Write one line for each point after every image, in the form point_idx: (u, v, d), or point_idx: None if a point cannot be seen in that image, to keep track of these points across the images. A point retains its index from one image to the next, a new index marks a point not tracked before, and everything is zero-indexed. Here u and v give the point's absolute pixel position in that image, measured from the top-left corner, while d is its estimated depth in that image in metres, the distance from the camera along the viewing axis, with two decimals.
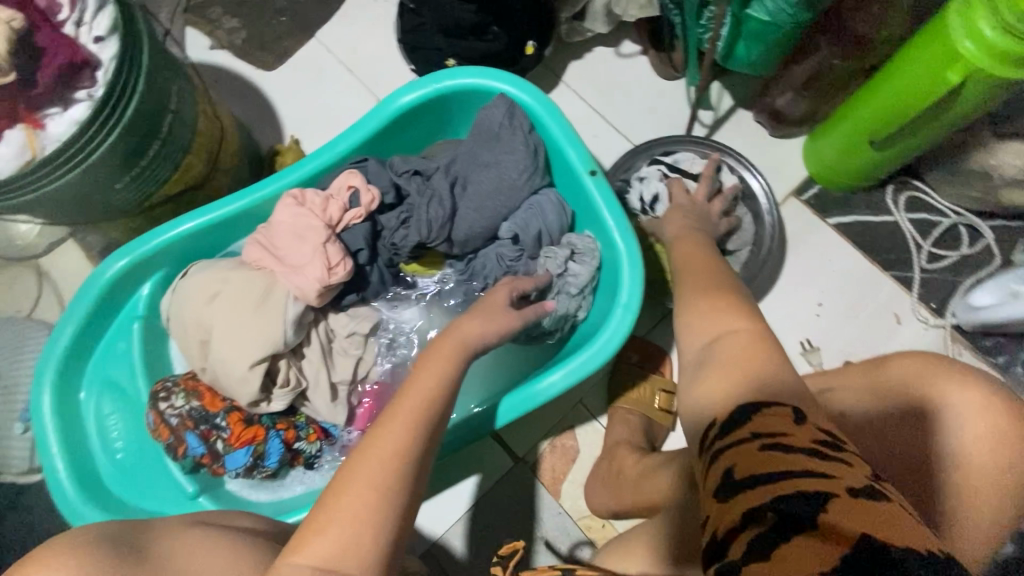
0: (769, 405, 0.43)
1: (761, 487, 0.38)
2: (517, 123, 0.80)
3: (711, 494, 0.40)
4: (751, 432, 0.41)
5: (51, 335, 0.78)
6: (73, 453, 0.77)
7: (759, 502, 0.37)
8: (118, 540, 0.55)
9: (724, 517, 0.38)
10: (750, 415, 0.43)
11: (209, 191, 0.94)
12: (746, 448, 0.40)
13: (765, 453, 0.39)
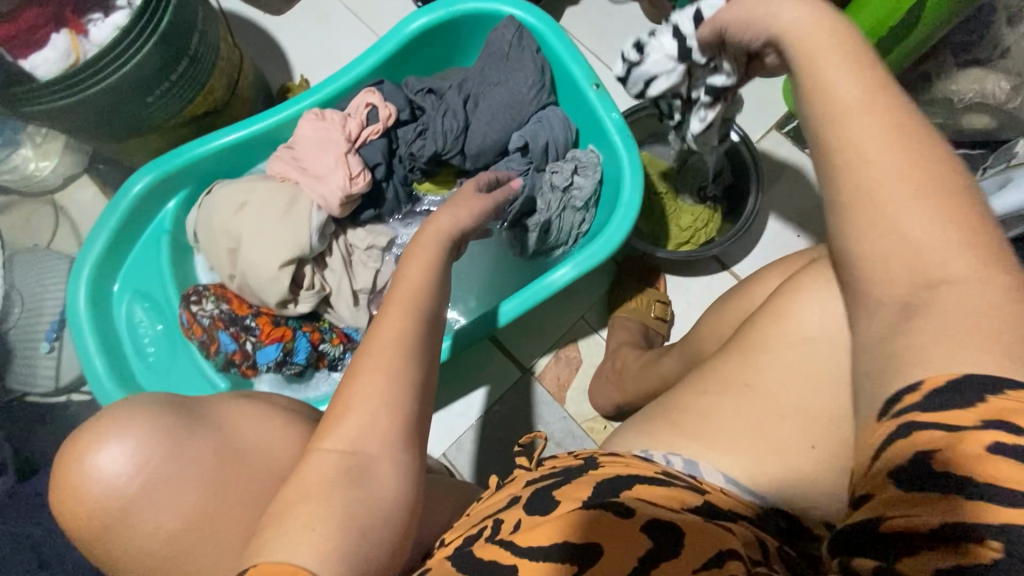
0: (1009, 386, 0.31)
1: (964, 499, 0.30)
2: (525, 43, 0.86)
3: (887, 480, 0.33)
4: (978, 421, 0.31)
5: (86, 241, 0.82)
6: (110, 352, 0.82)
7: (959, 518, 0.30)
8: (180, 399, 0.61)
9: (899, 518, 0.31)
10: (983, 397, 0.31)
11: (228, 118, 0.99)
12: (967, 442, 0.31)
13: (993, 454, 0.30)
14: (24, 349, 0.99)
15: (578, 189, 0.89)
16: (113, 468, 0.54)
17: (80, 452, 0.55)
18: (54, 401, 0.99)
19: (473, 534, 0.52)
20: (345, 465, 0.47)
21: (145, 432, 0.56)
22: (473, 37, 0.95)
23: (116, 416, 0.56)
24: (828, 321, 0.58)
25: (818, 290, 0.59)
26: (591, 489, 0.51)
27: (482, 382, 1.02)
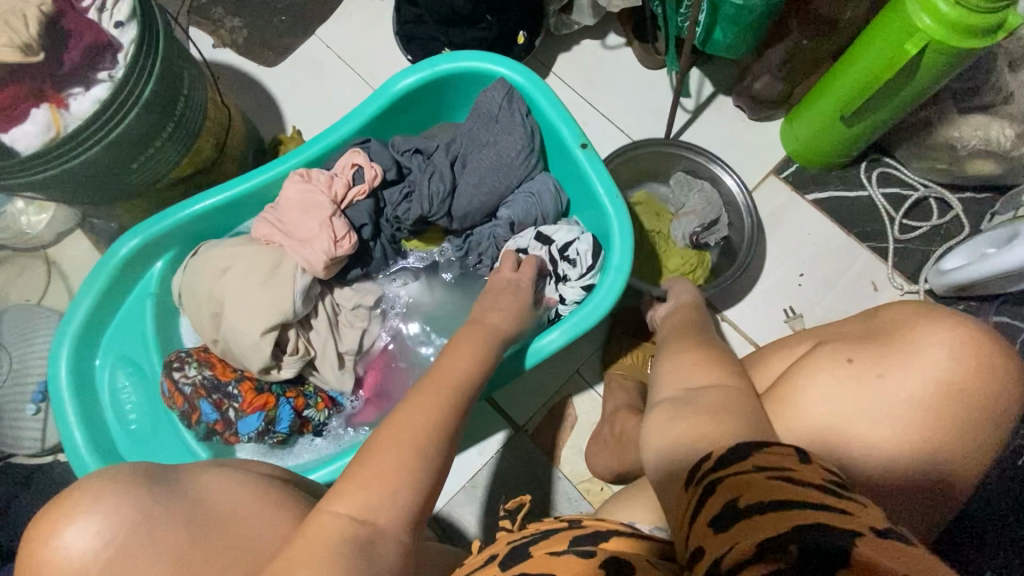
0: (770, 446, 0.44)
1: (763, 516, 0.36)
2: (515, 106, 0.85)
3: (707, 527, 0.38)
4: (755, 465, 0.41)
5: (68, 309, 0.81)
6: (91, 422, 0.80)
7: (766, 532, 0.35)
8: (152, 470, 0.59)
9: (732, 548, 0.35)
10: (751, 452, 0.43)
11: (217, 176, 0.98)
12: (752, 477, 0.40)
13: (775, 480, 0.39)
14: (11, 410, 0.99)
15: (567, 276, 0.83)
16: (78, 550, 0.51)
17: (53, 527, 0.52)
18: (40, 461, 0.98)
19: None
20: (355, 535, 0.48)
21: (101, 530, 0.52)
22: (462, 94, 0.94)
23: (89, 490, 0.53)
24: (836, 409, 0.58)
25: (831, 377, 0.59)
26: (566, 543, 0.55)
27: (474, 442, 0.99)
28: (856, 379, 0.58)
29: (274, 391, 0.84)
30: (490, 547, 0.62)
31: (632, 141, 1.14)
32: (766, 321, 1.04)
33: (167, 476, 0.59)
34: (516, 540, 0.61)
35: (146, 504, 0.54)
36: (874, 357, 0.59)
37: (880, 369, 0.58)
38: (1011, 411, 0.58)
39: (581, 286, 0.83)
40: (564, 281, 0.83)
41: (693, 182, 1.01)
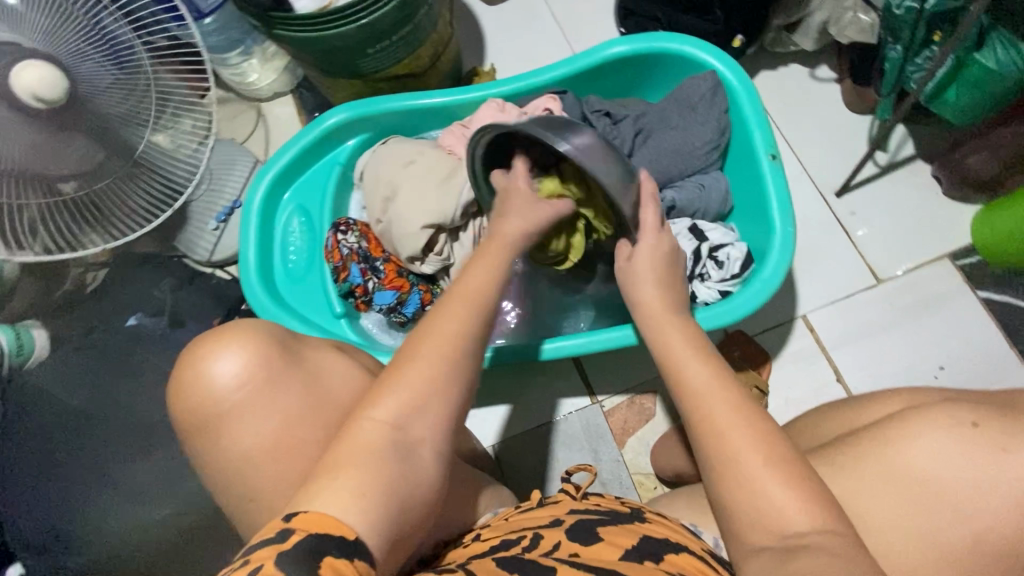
0: None
1: None
2: (717, 101, 0.86)
3: None
4: None
5: (277, 152, 0.96)
6: (263, 249, 0.94)
7: None
8: (281, 338, 0.67)
9: None
10: None
11: (420, 84, 1.09)
12: None
13: None
14: (197, 219, 1.14)
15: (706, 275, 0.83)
16: (223, 376, 0.62)
17: (207, 354, 0.63)
18: (202, 270, 1.15)
19: (512, 538, 0.60)
20: (392, 440, 0.51)
21: (250, 360, 0.63)
22: (663, 76, 0.96)
23: (236, 332, 0.65)
24: (941, 472, 0.54)
25: (950, 439, 0.54)
26: (635, 544, 0.59)
27: (550, 398, 1.03)
28: (978, 450, 0.53)
29: (409, 280, 0.93)
30: (552, 508, 0.66)
31: (807, 176, 1.10)
32: None
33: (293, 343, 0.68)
34: (581, 512, 0.65)
35: (277, 354, 0.65)
36: (1007, 429, 0.52)
37: (1003, 444, 0.52)
38: None
39: (717, 290, 0.83)
40: (703, 279, 0.83)
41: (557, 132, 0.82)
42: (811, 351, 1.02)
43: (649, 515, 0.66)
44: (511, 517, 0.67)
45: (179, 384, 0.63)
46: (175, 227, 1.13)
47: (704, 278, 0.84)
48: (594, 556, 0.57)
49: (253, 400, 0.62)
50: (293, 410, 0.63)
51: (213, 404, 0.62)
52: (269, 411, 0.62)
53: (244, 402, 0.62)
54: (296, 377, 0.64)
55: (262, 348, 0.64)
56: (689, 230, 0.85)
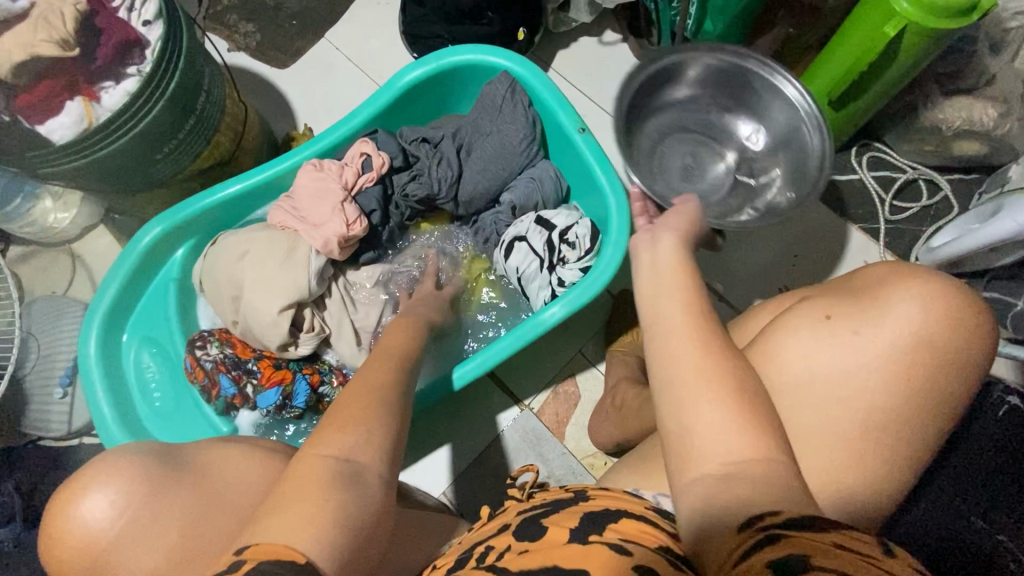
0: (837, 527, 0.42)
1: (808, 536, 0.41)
2: (518, 97, 0.90)
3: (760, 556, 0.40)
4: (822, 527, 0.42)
5: (95, 294, 0.86)
6: (119, 399, 0.85)
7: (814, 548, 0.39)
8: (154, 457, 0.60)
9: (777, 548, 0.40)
10: (823, 525, 0.42)
11: (234, 169, 1.03)
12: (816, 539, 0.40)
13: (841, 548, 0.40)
14: (38, 394, 1.02)
15: (568, 257, 0.85)
16: (93, 518, 0.53)
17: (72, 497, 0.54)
18: (65, 444, 1.01)
19: (463, 559, 0.59)
20: (340, 470, 0.52)
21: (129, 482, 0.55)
22: (464, 87, 0.98)
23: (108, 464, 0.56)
24: (813, 363, 0.61)
25: (814, 332, 0.62)
26: (578, 520, 0.59)
27: (481, 422, 1.02)
28: (840, 333, 0.62)
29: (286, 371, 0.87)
30: (500, 518, 0.66)
31: None
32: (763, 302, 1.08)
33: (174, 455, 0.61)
34: (526, 512, 0.64)
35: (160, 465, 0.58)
36: (851, 314, 0.62)
37: (856, 326, 0.62)
38: (981, 368, 0.62)
39: (578, 268, 0.85)
40: (563, 263, 0.85)
41: (687, 112, 1.02)
42: None
43: (591, 493, 0.66)
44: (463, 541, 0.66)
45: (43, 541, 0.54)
46: (16, 414, 1.00)
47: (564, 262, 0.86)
48: (543, 547, 0.56)
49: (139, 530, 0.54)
50: (187, 525, 0.55)
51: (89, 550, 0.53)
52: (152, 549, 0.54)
53: (120, 542, 0.54)
54: (185, 484, 0.57)
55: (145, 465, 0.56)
56: (536, 223, 0.89)
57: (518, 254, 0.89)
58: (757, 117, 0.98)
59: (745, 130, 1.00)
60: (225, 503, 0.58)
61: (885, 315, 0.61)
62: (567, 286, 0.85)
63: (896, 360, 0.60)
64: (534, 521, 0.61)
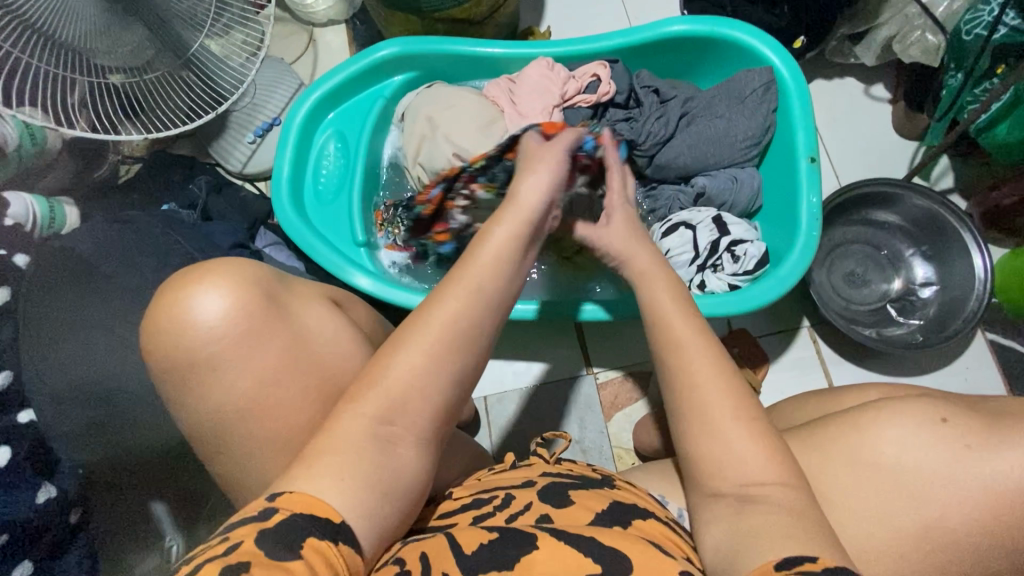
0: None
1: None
2: (768, 97, 0.86)
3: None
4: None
5: (327, 73, 0.96)
6: (297, 167, 0.96)
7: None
8: (266, 281, 0.68)
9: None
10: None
11: (476, 32, 1.08)
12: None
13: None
14: (235, 130, 1.16)
15: (723, 268, 0.83)
16: (201, 316, 0.62)
17: (184, 295, 0.62)
18: (233, 180, 1.18)
19: (485, 497, 0.64)
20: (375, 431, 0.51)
21: (234, 296, 0.63)
22: (717, 62, 0.95)
23: (217, 270, 0.65)
24: (907, 460, 0.58)
25: (924, 442, 0.58)
26: (604, 505, 0.61)
27: (547, 361, 1.05)
28: (963, 464, 0.56)
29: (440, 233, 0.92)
30: (523, 472, 0.69)
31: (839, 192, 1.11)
32: None
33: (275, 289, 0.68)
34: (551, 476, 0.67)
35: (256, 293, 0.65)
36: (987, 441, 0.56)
37: (969, 442, 0.56)
38: None
39: (727, 283, 0.83)
40: (715, 271, 0.83)
41: (884, 234, 1.03)
42: (809, 351, 1.03)
43: (618, 483, 0.68)
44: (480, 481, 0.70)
45: (153, 328, 0.62)
46: (214, 134, 1.15)
47: (717, 270, 0.84)
48: (566, 517, 0.59)
49: (229, 349, 0.62)
50: (274, 355, 0.64)
51: (187, 346, 0.62)
52: (241, 363, 0.63)
53: (216, 343, 0.62)
54: (276, 323, 0.65)
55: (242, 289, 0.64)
56: (712, 221, 0.86)
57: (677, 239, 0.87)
58: (940, 272, 0.99)
59: (921, 275, 1.01)
60: (304, 344, 0.66)
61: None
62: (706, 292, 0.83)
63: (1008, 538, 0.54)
64: (559, 488, 0.64)
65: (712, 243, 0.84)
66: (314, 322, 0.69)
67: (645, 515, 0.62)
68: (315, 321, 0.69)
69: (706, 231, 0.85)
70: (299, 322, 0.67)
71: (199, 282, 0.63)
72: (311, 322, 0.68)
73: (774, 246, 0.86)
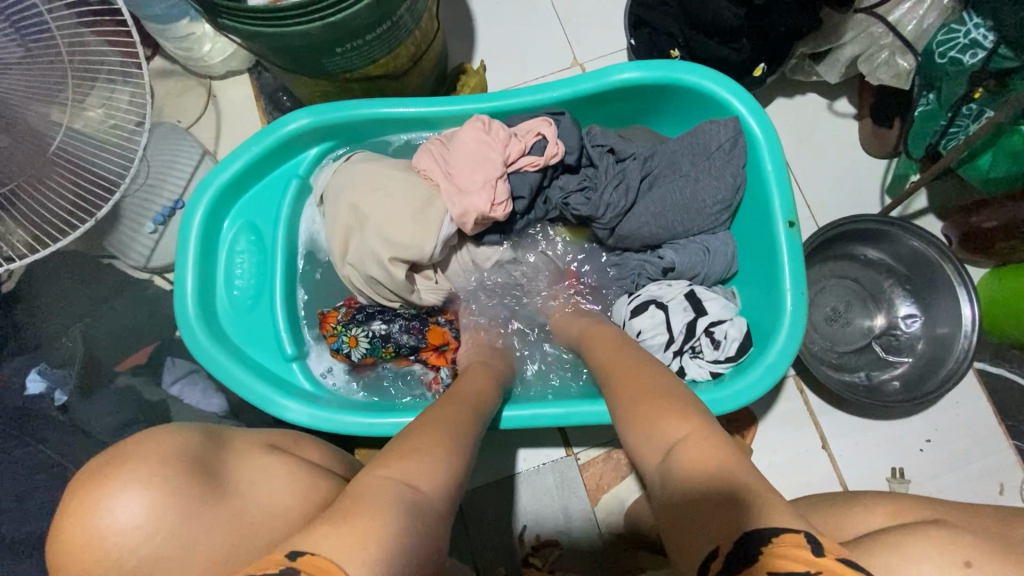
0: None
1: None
2: (735, 154, 0.77)
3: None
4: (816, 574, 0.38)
5: (224, 160, 0.81)
6: (203, 275, 0.81)
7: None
8: (194, 450, 0.60)
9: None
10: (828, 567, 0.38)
11: (399, 85, 0.94)
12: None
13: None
14: (131, 220, 0.98)
15: (700, 354, 0.76)
16: (117, 523, 0.52)
17: (86, 504, 0.52)
18: (138, 276, 1.01)
19: None
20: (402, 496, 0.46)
21: (155, 489, 0.54)
22: (675, 108, 0.84)
23: (128, 458, 0.55)
24: None
25: None
26: None
27: (524, 445, 0.96)
28: None
29: (449, 340, 0.85)
30: None
31: (811, 221, 1.04)
32: (867, 471, 0.94)
33: (207, 464, 0.60)
34: None
35: (185, 469, 0.57)
36: None
37: None
38: None
39: (708, 370, 0.75)
40: (695, 356, 0.76)
41: (866, 269, 0.96)
42: (800, 403, 0.96)
43: None
44: None
45: (56, 552, 0.52)
46: (103, 228, 0.97)
47: (696, 354, 0.76)
48: None
49: (156, 556, 0.54)
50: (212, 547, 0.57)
51: (107, 565, 0.52)
52: (174, 564, 0.55)
53: (140, 560, 0.53)
54: (208, 505, 0.58)
55: (168, 475, 0.56)
56: (685, 298, 0.77)
57: (649, 320, 0.78)
58: (922, 307, 0.93)
59: (904, 309, 0.95)
60: (249, 519, 0.61)
61: None
62: (687, 379, 0.75)
63: None
64: None
65: (687, 327, 0.76)
66: (253, 492, 0.63)
67: None
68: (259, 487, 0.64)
69: (680, 312, 0.77)
70: (239, 494, 0.62)
71: (109, 475, 0.54)
72: (252, 489, 0.63)
73: (755, 318, 0.78)
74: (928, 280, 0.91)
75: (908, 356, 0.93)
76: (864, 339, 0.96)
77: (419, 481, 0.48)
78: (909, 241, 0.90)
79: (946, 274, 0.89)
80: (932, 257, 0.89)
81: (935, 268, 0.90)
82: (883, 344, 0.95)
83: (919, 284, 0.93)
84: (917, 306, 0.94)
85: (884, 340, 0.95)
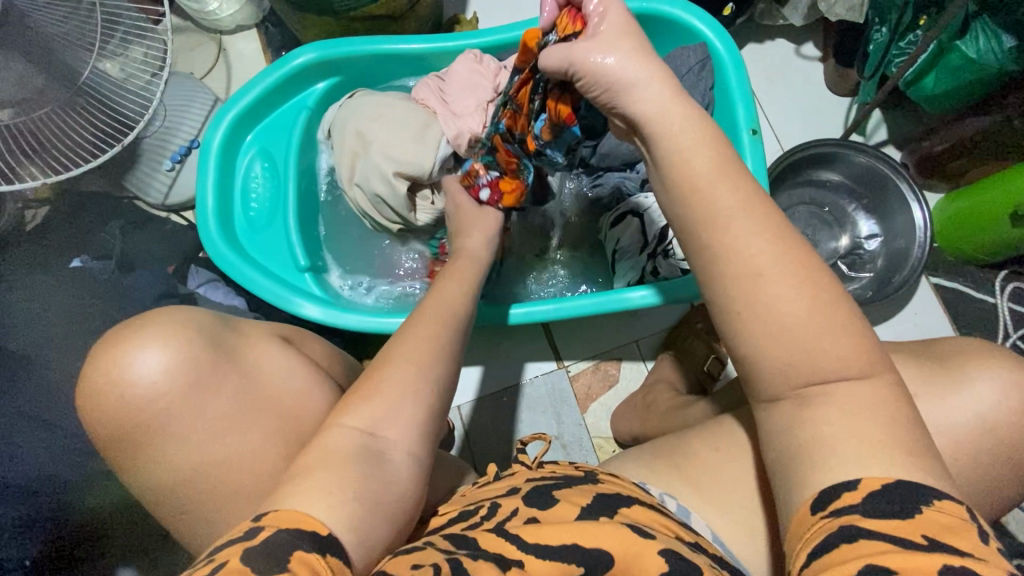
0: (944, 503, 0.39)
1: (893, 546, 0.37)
2: (704, 75, 0.85)
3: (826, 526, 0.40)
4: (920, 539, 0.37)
5: (240, 90, 0.89)
6: (223, 194, 0.89)
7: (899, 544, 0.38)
8: (217, 329, 0.63)
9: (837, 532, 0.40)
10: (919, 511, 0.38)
11: (397, 27, 1.02)
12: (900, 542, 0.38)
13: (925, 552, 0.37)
14: (149, 159, 1.05)
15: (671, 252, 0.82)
16: (146, 376, 0.57)
17: (117, 357, 0.57)
18: (156, 213, 1.08)
19: (470, 510, 0.59)
20: (367, 444, 0.50)
21: (182, 350, 0.59)
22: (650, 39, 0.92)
23: (152, 324, 0.60)
24: None
25: None
26: (590, 499, 0.55)
27: (519, 360, 1.04)
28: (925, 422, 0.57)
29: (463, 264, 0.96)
30: (510, 479, 0.64)
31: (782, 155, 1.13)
32: None
33: (228, 340, 0.63)
34: (537, 481, 0.62)
35: (207, 341, 0.61)
36: (928, 386, 0.58)
37: (922, 391, 0.57)
38: None
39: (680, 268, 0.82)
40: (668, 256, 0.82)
41: (830, 193, 1.05)
42: None
43: (601, 477, 0.63)
44: (468, 496, 0.66)
45: (90, 401, 0.57)
46: (125, 166, 1.04)
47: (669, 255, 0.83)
48: (554, 515, 0.53)
49: (180, 408, 0.57)
50: (235, 405, 0.60)
51: (135, 414, 0.57)
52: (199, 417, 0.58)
53: (167, 413, 0.57)
54: (228, 370, 0.61)
55: (195, 336, 0.60)
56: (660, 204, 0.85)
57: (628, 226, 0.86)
58: (882, 225, 1.02)
59: (865, 229, 1.03)
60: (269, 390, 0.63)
61: (975, 401, 0.56)
62: (659, 276, 0.83)
63: (974, 477, 0.57)
64: (543, 489, 0.58)
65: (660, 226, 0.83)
66: (265, 365, 0.64)
67: (630, 502, 0.56)
68: (274, 363, 0.65)
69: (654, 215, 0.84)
70: (256, 366, 0.63)
71: (137, 335, 0.58)
72: (272, 373, 0.64)
73: None
74: (885, 199, 1.00)
75: (869, 269, 1.02)
76: (830, 256, 1.04)
77: (388, 429, 0.52)
78: (867, 163, 0.98)
79: (901, 191, 0.97)
80: (887, 176, 0.97)
81: (890, 188, 0.98)
82: (847, 260, 1.04)
83: (877, 204, 1.02)
84: (876, 225, 1.03)
85: (847, 256, 1.04)
